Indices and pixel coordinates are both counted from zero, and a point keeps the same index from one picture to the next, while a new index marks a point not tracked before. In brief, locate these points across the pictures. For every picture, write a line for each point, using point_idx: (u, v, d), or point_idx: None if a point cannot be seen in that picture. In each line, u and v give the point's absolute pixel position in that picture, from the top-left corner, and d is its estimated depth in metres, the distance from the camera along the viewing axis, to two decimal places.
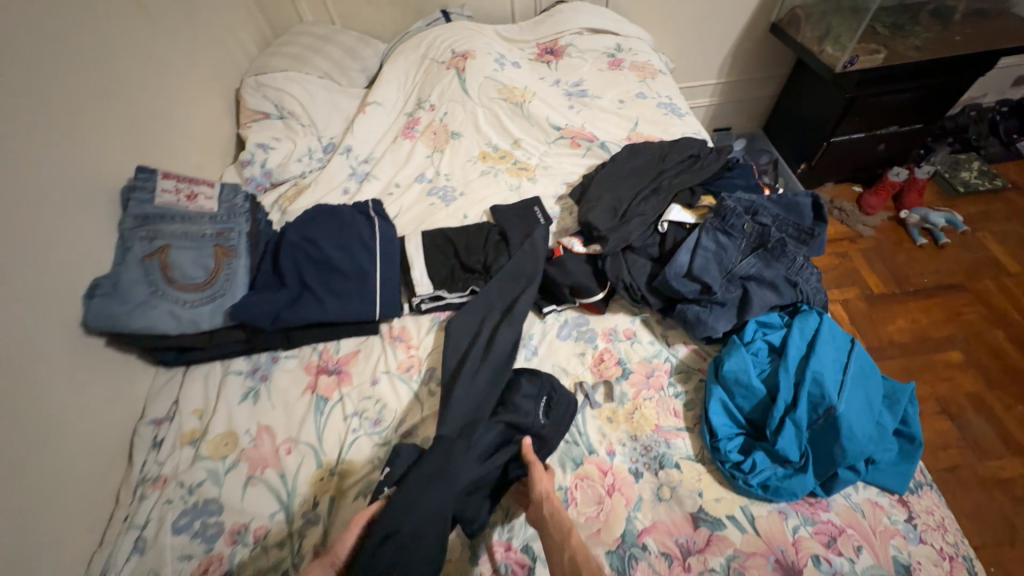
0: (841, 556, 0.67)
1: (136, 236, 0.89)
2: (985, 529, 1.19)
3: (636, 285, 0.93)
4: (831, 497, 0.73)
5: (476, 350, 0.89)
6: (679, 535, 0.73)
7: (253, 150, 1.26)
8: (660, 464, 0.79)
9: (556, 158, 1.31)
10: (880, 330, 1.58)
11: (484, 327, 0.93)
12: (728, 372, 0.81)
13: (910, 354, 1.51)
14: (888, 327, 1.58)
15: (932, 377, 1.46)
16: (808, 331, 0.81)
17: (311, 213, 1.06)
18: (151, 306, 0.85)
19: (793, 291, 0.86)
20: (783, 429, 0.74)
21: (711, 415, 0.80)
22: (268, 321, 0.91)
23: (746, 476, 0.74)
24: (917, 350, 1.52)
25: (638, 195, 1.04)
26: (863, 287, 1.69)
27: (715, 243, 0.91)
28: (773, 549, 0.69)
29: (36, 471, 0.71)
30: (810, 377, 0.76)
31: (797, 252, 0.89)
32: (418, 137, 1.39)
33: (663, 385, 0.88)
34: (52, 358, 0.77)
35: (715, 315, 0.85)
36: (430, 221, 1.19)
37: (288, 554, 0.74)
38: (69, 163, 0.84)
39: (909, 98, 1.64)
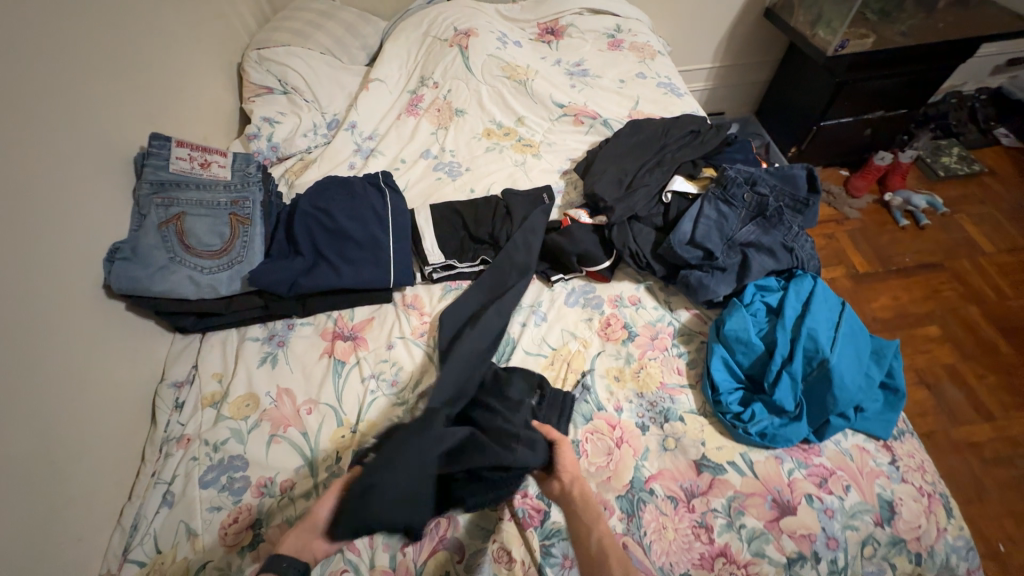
0: (832, 494, 0.74)
1: (152, 204, 0.92)
2: (956, 487, 1.28)
3: (642, 253, 0.98)
4: (824, 443, 0.79)
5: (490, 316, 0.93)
6: (683, 480, 0.78)
7: (259, 124, 1.28)
8: (665, 418, 0.85)
9: (559, 135, 1.34)
10: (865, 306, 1.66)
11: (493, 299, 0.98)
12: (728, 331, 0.86)
13: (891, 328, 1.60)
14: (872, 303, 1.66)
15: (911, 349, 1.55)
16: (804, 293, 0.87)
17: (322, 184, 1.08)
18: (170, 271, 0.88)
19: (789, 256, 0.91)
20: (780, 381, 0.80)
21: (713, 371, 0.85)
22: (285, 288, 0.94)
23: (746, 425, 0.80)
24: (898, 324, 1.60)
25: (642, 168, 1.08)
26: (849, 266, 1.77)
27: (717, 212, 0.96)
28: (770, 489, 0.75)
29: (67, 426, 0.73)
30: (805, 333, 0.81)
31: (793, 221, 0.94)
32: (422, 114, 1.40)
33: (667, 346, 0.93)
34: (76, 320, 0.79)
35: (717, 280, 0.90)
36: (437, 195, 1.21)
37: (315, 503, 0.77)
38: (83, 127, 0.84)
39: (895, 84, 1.70)
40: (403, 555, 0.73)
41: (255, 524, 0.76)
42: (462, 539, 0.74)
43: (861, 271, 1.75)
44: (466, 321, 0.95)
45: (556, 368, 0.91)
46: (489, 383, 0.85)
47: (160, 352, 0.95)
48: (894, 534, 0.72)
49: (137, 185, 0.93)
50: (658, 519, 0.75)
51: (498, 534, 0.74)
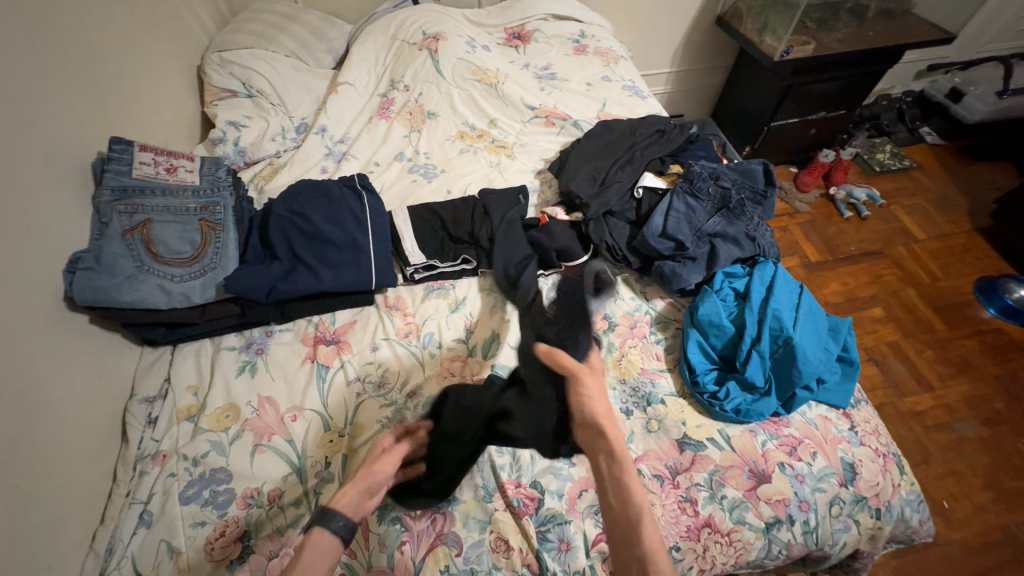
0: (801, 461, 0.80)
1: (115, 211, 0.87)
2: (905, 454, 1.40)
3: (617, 246, 1.02)
4: (791, 415, 0.85)
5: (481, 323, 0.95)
6: (667, 459, 0.82)
7: (224, 128, 1.24)
8: (648, 402, 0.89)
9: (532, 136, 1.37)
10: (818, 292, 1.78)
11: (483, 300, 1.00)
12: (702, 316, 0.91)
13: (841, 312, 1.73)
14: (824, 289, 1.79)
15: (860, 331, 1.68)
16: (767, 278, 0.93)
17: (295, 188, 1.07)
18: (139, 280, 0.84)
19: (752, 244, 0.98)
20: (750, 360, 0.85)
21: (689, 354, 0.90)
22: (264, 293, 0.92)
23: (722, 403, 0.85)
24: (847, 308, 1.74)
25: (614, 165, 1.13)
26: (802, 256, 1.90)
27: (685, 206, 1.02)
28: (746, 461, 0.81)
29: (31, 446, 0.69)
30: (770, 315, 0.87)
31: (753, 212, 1.01)
32: (393, 117, 1.40)
33: (646, 334, 0.97)
34: (38, 334, 0.74)
35: (688, 269, 0.95)
36: (414, 197, 1.22)
37: (306, 510, 0.76)
38: (38, 131, 0.80)
39: (834, 86, 1.85)
40: (401, 553, 0.73)
41: (244, 536, 0.73)
42: (459, 532, 0.75)
43: (813, 260, 1.88)
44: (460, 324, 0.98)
45: None
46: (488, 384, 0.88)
47: (127, 368, 0.91)
48: (856, 492, 0.79)
49: (97, 192, 0.88)
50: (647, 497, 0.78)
51: (494, 525, 0.76)
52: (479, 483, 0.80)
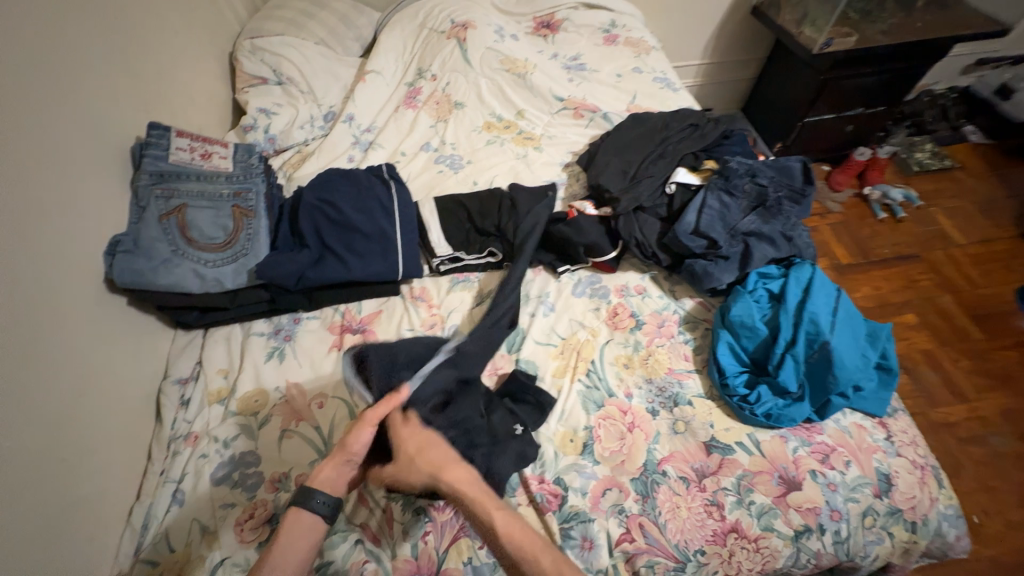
0: (834, 470, 0.78)
1: (152, 195, 0.89)
2: None
3: (648, 243, 1.00)
4: (824, 422, 0.83)
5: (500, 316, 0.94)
6: (694, 461, 0.81)
7: (255, 115, 1.24)
8: (675, 402, 0.87)
9: (560, 128, 1.35)
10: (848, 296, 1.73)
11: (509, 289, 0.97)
12: (734, 317, 0.89)
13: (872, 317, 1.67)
14: (854, 293, 1.73)
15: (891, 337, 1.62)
16: (804, 279, 0.90)
17: (324, 176, 1.07)
18: (174, 264, 0.86)
19: (788, 245, 0.94)
20: (783, 364, 0.83)
21: (719, 356, 0.88)
22: (294, 280, 0.93)
23: (753, 407, 0.83)
24: (878, 313, 1.68)
25: (646, 159, 1.10)
26: (831, 258, 1.84)
27: (720, 202, 0.98)
28: (776, 467, 0.79)
29: (73, 422, 0.71)
30: (807, 318, 0.84)
31: (791, 211, 0.98)
32: (420, 107, 1.39)
33: (673, 333, 0.95)
34: (80, 315, 0.76)
35: (720, 268, 0.92)
36: (440, 188, 1.21)
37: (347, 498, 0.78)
38: (82, 116, 0.82)
39: (874, 82, 1.78)
40: (424, 543, 0.73)
41: (272, 519, 0.75)
42: None
43: (844, 263, 1.82)
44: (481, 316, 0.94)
45: (566, 357, 0.94)
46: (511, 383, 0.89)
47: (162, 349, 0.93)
48: (891, 504, 0.76)
49: (136, 176, 0.90)
50: (672, 499, 0.78)
51: None
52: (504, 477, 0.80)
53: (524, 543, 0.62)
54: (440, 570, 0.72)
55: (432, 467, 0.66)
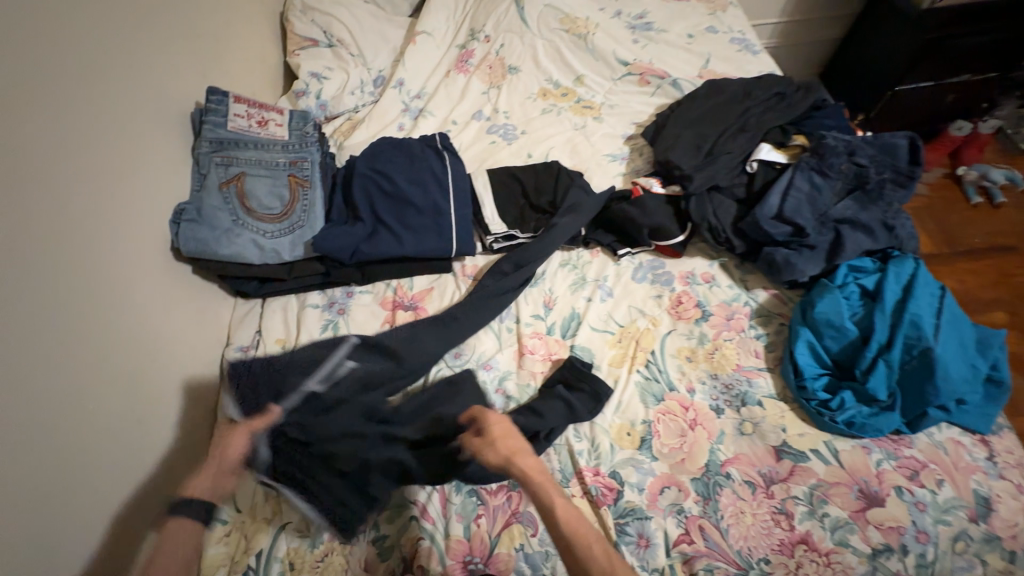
0: (923, 488, 0.71)
1: (212, 162, 0.88)
2: None
3: (722, 227, 0.91)
4: (915, 434, 0.75)
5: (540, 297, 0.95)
6: (761, 466, 0.76)
7: (306, 79, 1.19)
8: (742, 401, 0.81)
9: (622, 95, 1.24)
10: None
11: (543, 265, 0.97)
12: (819, 314, 0.80)
13: None
14: None
15: None
16: (904, 277, 0.80)
17: (377, 146, 1.04)
18: (235, 234, 0.86)
19: (888, 235, 0.83)
20: (874, 369, 0.75)
21: (797, 355, 0.80)
22: (348, 254, 0.91)
23: (833, 413, 0.76)
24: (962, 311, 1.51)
25: (724, 133, 1.00)
26: None
27: (809, 184, 0.88)
28: (856, 480, 0.72)
29: (144, 386, 0.74)
30: (906, 320, 0.76)
31: (894, 197, 0.86)
32: (472, 72, 1.31)
33: (743, 327, 0.88)
34: (148, 281, 0.78)
35: (804, 258, 0.84)
36: (493, 160, 1.15)
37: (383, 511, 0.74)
38: (142, 79, 0.81)
39: (987, 42, 1.54)
40: (476, 526, 0.73)
41: None
42: (534, 512, 0.74)
43: (926, 252, 1.64)
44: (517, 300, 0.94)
45: (625, 346, 0.89)
46: (571, 370, 0.84)
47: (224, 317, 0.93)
48: (989, 531, 0.68)
49: (196, 143, 0.90)
50: (736, 504, 0.73)
51: None
52: (557, 466, 0.78)
53: (576, 527, 0.61)
54: (492, 554, 0.71)
55: (507, 450, 0.68)
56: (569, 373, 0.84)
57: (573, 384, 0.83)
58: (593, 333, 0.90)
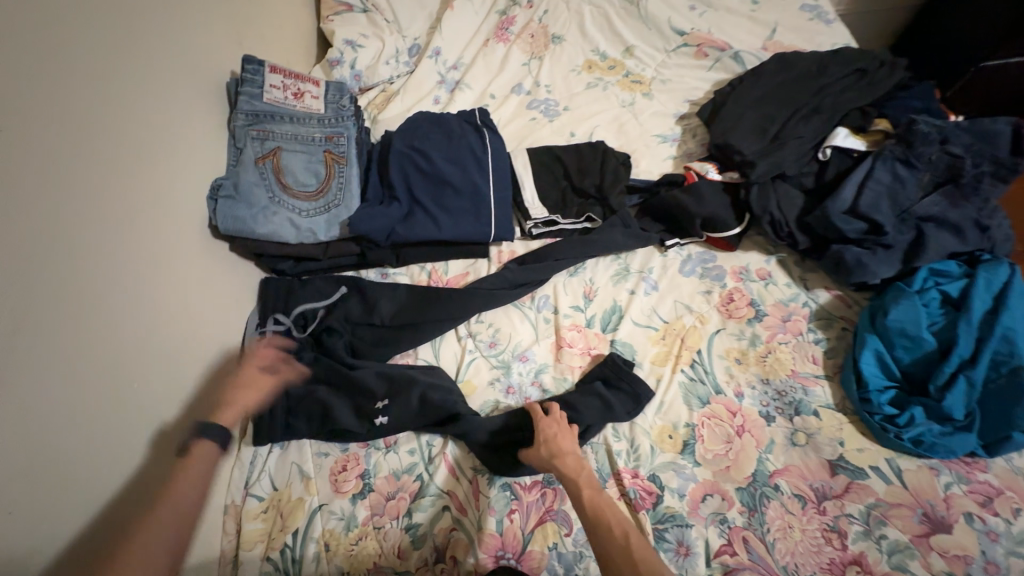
0: (997, 517, 0.65)
1: (248, 136, 0.86)
2: None
3: (785, 220, 0.83)
4: (992, 458, 0.69)
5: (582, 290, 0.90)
6: (814, 479, 0.71)
7: (341, 47, 1.14)
8: (796, 410, 0.76)
9: (675, 69, 1.14)
10: None
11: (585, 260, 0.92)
12: (892, 322, 0.73)
13: None
14: None
15: None
16: (997, 284, 0.72)
17: (415, 121, 0.99)
18: (271, 212, 0.84)
19: (979, 237, 0.75)
20: (952, 386, 0.68)
21: (862, 364, 0.74)
22: (384, 236, 0.89)
23: (899, 430, 0.70)
24: None
25: (794, 115, 0.90)
26: None
27: (891, 175, 0.79)
28: (920, 502, 0.67)
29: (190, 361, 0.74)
30: (997, 334, 0.69)
31: (991, 192, 0.77)
32: (513, 41, 1.22)
33: (801, 330, 0.82)
34: (189, 255, 0.76)
35: (878, 259, 0.76)
36: (533, 138, 1.08)
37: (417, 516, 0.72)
38: (177, 45, 0.77)
39: None
40: (510, 521, 0.71)
41: (364, 474, 0.76)
42: (569, 512, 0.72)
43: None
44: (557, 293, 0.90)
45: (669, 344, 0.84)
46: (613, 368, 0.80)
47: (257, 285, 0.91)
48: None
49: (232, 115, 0.87)
50: (784, 518, 0.69)
51: None
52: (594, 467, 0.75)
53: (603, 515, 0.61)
54: (524, 551, 0.69)
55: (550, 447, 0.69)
56: (609, 370, 0.80)
57: (612, 381, 0.79)
58: (635, 327, 0.86)
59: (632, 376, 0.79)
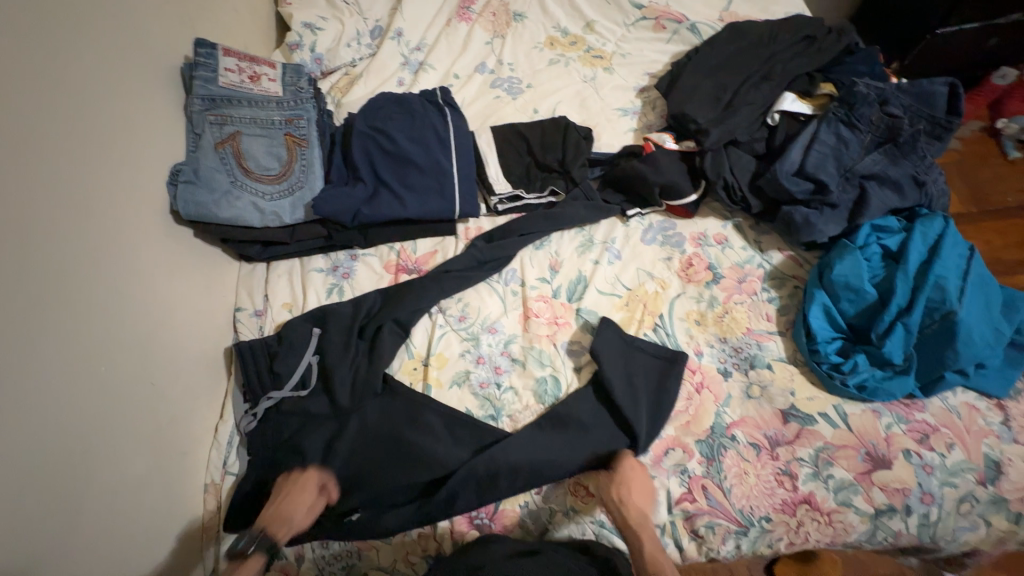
0: (932, 451, 0.70)
1: (206, 121, 0.85)
2: None
3: (737, 185, 0.87)
4: (928, 398, 0.74)
5: (549, 261, 0.92)
6: (767, 428, 0.75)
7: (300, 31, 1.13)
8: (751, 364, 0.80)
9: (636, 43, 1.15)
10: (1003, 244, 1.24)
11: (549, 231, 0.94)
12: (837, 277, 0.78)
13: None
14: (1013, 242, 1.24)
15: None
16: (931, 236, 0.77)
17: (376, 101, 0.99)
18: (234, 197, 0.84)
19: (917, 192, 0.79)
20: (892, 333, 0.73)
21: (811, 318, 0.78)
22: (350, 217, 0.89)
23: (845, 376, 0.75)
24: None
25: (746, 82, 0.93)
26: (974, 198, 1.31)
27: (836, 137, 0.83)
28: (864, 443, 0.72)
29: (157, 348, 0.74)
30: (931, 282, 0.73)
31: (927, 149, 0.81)
32: (475, 20, 1.21)
33: (756, 290, 0.85)
34: (151, 243, 0.77)
35: (825, 218, 0.80)
36: (498, 116, 1.09)
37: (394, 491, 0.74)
38: (128, 31, 0.76)
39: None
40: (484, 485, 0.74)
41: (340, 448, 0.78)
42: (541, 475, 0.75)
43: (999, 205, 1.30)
44: (526, 267, 0.92)
45: (632, 309, 0.87)
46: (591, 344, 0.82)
47: (224, 351, 0.86)
48: (996, 493, 0.68)
49: (188, 101, 0.86)
50: (740, 465, 0.73)
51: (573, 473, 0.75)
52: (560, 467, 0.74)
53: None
54: (496, 510, 0.73)
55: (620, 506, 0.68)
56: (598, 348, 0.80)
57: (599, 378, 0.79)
58: (615, 337, 0.82)
59: (615, 355, 0.80)
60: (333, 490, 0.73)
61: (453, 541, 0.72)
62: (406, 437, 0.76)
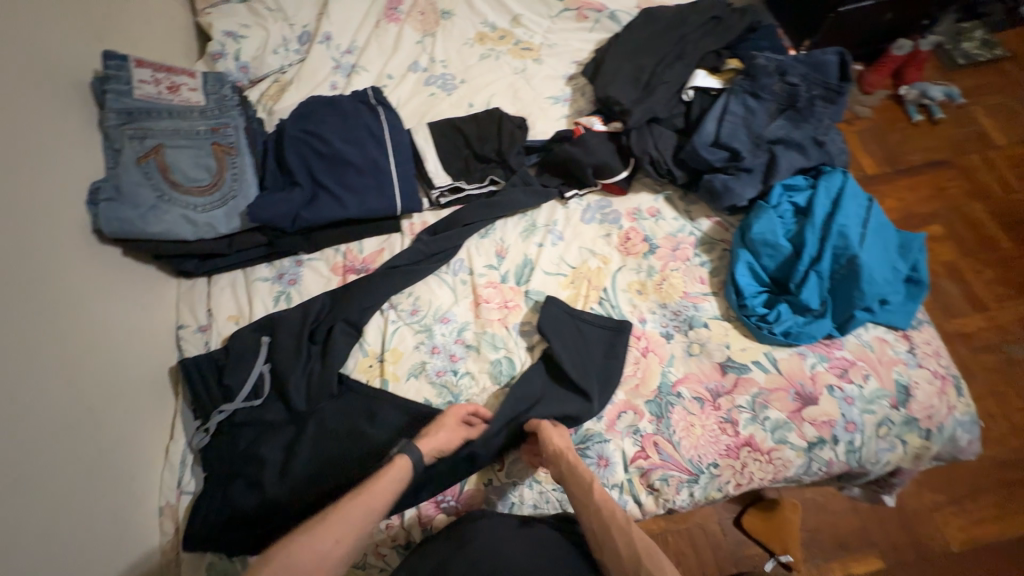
0: (852, 384, 0.77)
1: (124, 136, 0.83)
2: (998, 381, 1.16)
3: (662, 159, 0.93)
4: (845, 337, 0.81)
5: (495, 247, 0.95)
6: (709, 381, 0.80)
7: (222, 40, 1.11)
8: (690, 325, 0.85)
9: (561, 34, 1.20)
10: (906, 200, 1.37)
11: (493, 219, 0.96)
12: (756, 235, 0.84)
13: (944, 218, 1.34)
14: (915, 196, 1.38)
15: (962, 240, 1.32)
16: (834, 190, 0.84)
17: (308, 105, 0.99)
18: (162, 211, 0.82)
19: (818, 152, 0.87)
20: (807, 281, 0.80)
21: (738, 276, 0.84)
22: (289, 222, 0.89)
23: (771, 326, 0.81)
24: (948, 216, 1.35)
25: (661, 64, 0.99)
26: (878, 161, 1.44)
27: (744, 108, 0.90)
28: (793, 383, 0.78)
29: (94, 370, 0.71)
30: (836, 231, 0.80)
31: (824, 112, 0.89)
32: (404, 20, 1.22)
33: (689, 256, 0.91)
34: (77, 264, 0.74)
35: (742, 182, 0.86)
36: (434, 112, 1.11)
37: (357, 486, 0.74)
38: (33, 46, 0.74)
39: None
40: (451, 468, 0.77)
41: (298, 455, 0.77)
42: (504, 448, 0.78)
43: (902, 164, 1.43)
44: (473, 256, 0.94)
45: (577, 286, 0.90)
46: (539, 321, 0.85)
47: (170, 370, 0.84)
48: (908, 414, 0.76)
49: (103, 115, 0.83)
50: (687, 418, 0.78)
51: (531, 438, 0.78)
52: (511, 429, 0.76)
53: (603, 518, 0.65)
54: (462, 491, 0.75)
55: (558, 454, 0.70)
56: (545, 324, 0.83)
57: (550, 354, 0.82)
58: (562, 313, 0.85)
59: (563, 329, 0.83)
60: (292, 492, 0.72)
61: (422, 528, 0.73)
62: (368, 432, 0.77)
